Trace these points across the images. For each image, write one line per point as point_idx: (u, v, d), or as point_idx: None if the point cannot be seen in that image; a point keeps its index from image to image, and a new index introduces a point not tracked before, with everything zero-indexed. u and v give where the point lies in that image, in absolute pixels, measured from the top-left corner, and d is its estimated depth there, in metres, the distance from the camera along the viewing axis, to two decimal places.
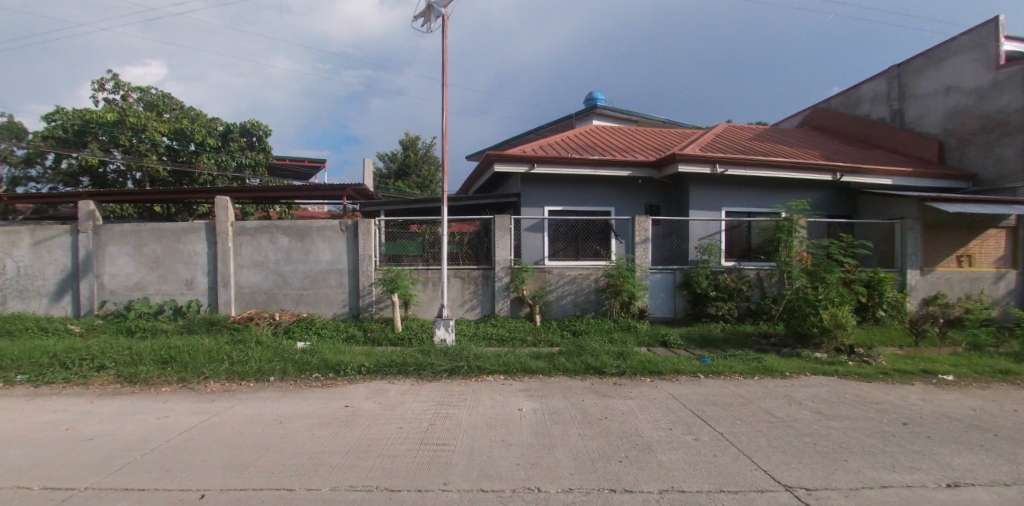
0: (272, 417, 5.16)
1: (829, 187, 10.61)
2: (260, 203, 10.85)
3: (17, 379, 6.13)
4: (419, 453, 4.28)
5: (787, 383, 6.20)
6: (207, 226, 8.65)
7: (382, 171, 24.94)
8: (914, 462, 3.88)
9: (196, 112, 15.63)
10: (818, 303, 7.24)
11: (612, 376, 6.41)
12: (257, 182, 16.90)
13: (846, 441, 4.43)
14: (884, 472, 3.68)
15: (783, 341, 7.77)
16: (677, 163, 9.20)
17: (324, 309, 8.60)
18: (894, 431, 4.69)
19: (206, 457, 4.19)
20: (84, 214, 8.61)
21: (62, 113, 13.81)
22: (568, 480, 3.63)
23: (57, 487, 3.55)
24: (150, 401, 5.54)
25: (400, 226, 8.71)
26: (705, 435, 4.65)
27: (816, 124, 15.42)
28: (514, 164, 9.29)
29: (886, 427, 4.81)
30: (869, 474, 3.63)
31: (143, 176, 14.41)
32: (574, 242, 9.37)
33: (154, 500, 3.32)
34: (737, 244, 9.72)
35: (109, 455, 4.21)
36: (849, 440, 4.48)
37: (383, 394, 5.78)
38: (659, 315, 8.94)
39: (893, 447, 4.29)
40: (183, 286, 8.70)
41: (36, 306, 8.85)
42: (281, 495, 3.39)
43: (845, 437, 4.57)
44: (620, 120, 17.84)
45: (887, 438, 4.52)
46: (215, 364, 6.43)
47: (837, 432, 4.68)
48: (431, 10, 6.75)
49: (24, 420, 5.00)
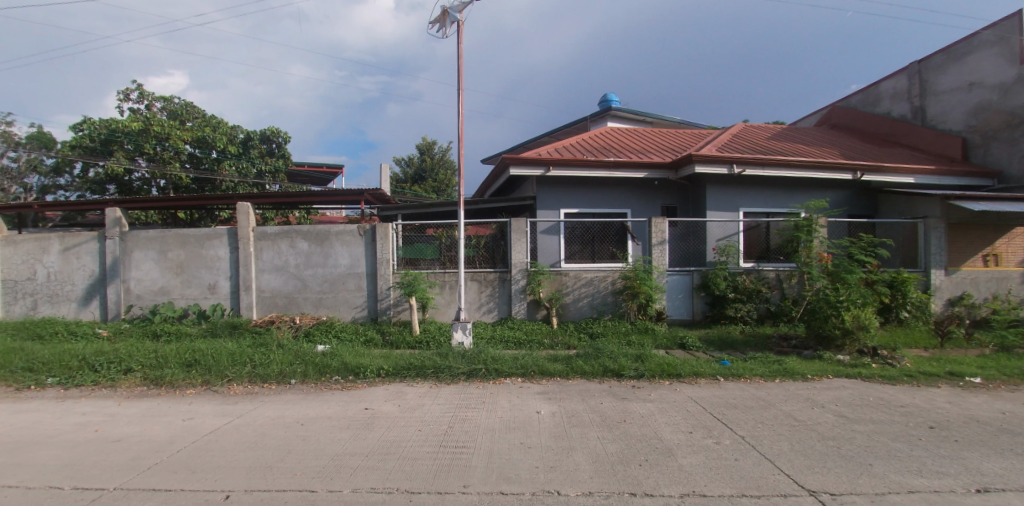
0: (294, 419, 5.24)
1: (849, 187, 10.44)
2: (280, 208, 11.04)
3: (47, 382, 6.31)
4: (438, 456, 4.30)
5: (810, 386, 6.10)
6: (229, 231, 8.80)
7: (398, 176, 25.19)
8: (942, 467, 3.79)
9: (218, 120, 15.92)
10: (840, 304, 7.11)
11: (631, 380, 6.36)
12: (277, 188, 17.06)
13: (871, 445, 4.35)
14: (911, 476, 3.61)
15: (804, 344, 7.64)
16: (694, 163, 9.11)
17: (343, 313, 8.69)
18: (920, 435, 4.59)
19: (230, 458, 4.27)
20: (110, 221, 8.82)
21: (89, 122, 14.24)
22: (588, 483, 3.62)
23: (88, 487, 3.65)
24: (177, 402, 5.67)
25: (417, 230, 8.75)
26: (726, 439, 4.61)
27: (835, 122, 15.20)
28: (530, 167, 9.27)
29: (912, 431, 4.71)
30: (896, 479, 3.56)
31: (167, 184, 14.64)
32: (590, 244, 9.30)
33: (181, 500, 3.39)
34: (755, 245, 9.59)
35: (137, 457, 4.31)
36: (874, 444, 4.40)
37: (402, 397, 5.83)
38: (677, 317, 8.86)
39: (919, 451, 4.20)
40: (207, 291, 8.86)
41: (66, 311, 9.10)
42: (304, 496, 3.44)
43: (869, 441, 4.48)
44: (635, 121, 17.73)
45: (913, 441, 4.42)
46: (238, 367, 6.53)
47: (862, 436, 4.60)
48: (446, 16, 6.81)
49: (56, 422, 5.14)
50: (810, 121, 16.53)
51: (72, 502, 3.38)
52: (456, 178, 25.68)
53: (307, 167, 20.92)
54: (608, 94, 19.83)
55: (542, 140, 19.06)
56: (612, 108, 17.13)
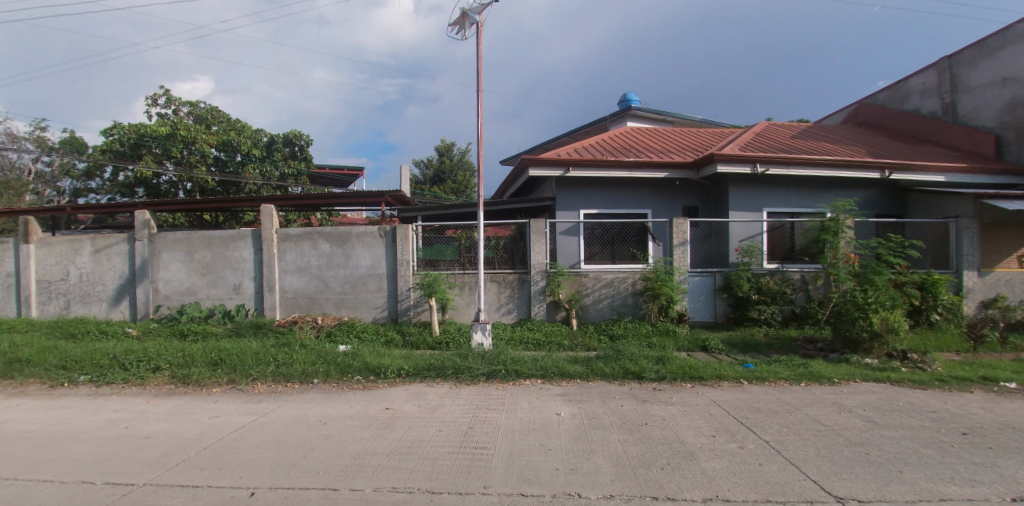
0: (317, 418, 5.30)
1: (877, 186, 10.17)
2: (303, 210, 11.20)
3: (80, 379, 6.51)
4: (458, 457, 4.31)
5: (837, 390, 5.95)
6: (253, 233, 8.96)
7: (418, 178, 25.48)
8: (975, 475, 3.65)
9: (242, 124, 16.24)
10: (868, 307, 6.94)
11: (652, 382, 6.28)
12: (299, 190, 17.32)
13: (900, 451, 4.22)
14: (943, 484, 3.49)
15: (830, 347, 7.45)
16: (716, 163, 8.99)
17: (364, 313, 8.78)
18: (953, 441, 4.43)
19: (254, 456, 4.33)
20: (139, 223, 9.06)
21: (118, 127, 14.63)
22: (609, 486, 3.58)
23: (119, 482, 3.75)
24: (204, 401, 5.78)
25: (437, 231, 8.79)
26: (750, 443, 4.52)
27: (862, 120, 14.86)
28: (550, 168, 9.24)
29: (944, 437, 4.55)
30: (927, 486, 3.45)
31: (193, 187, 15.02)
32: (610, 245, 9.22)
33: (209, 496, 3.45)
34: (780, 245, 9.40)
35: (165, 453, 4.41)
36: (903, 450, 4.27)
37: (422, 397, 5.86)
38: (699, 319, 8.75)
39: (951, 458, 4.06)
40: (232, 291, 9.03)
41: (97, 310, 9.37)
42: (327, 495, 3.47)
43: (899, 447, 4.34)
44: (654, 121, 17.56)
45: (945, 448, 4.28)
46: (262, 366, 6.65)
47: (890, 442, 4.46)
48: (465, 18, 6.82)
49: (88, 418, 5.29)
50: (836, 119, 16.17)
51: (105, 496, 3.48)
52: (475, 179, 25.77)
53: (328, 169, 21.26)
54: (628, 94, 19.69)
55: (562, 140, 19.03)
56: (632, 107, 17.01)
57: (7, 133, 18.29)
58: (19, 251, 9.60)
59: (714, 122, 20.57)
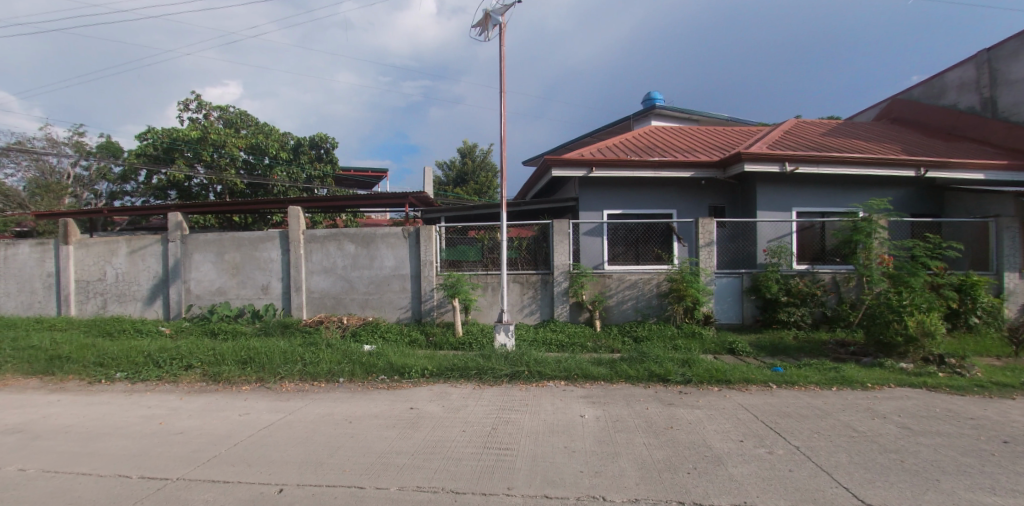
0: (342, 416, 5.37)
1: (911, 184, 9.83)
2: (330, 212, 11.37)
3: (117, 376, 6.73)
4: (482, 457, 4.32)
5: (870, 395, 5.77)
6: (281, 234, 9.14)
7: (441, 179, 25.72)
8: (1018, 486, 3.49)
9: (269, 127, 16.58)
10: (903, 309, 6.70)
11: (678, 385, 6.18)
12: (325, 192, 17.59)
13: (937, 460, 4.06)
14: (982, 494, 3.35)
15: (863, 351, 7.24)
16: (743, 162, 8.82)
17: (388, 314, 8.87)
18: (993, 450, 4.25)
19: (282, 453, 4.41)
20: (172, 225, 9.32)
21: (152, 132, 15.13)
22: (634, 490, 3.54)
23: (153, 476, 3.86)
24: (233, 398, 5.93)
25: (460, 232, 8.82)
26: (779, 449, 4.41)
27: (895, 116, 14.40)
28: (573, 168, 9.19)
29: (984, 445, 4.37)
30: (966, 496, 3.30)
31: (223, 189, 15.46)
32: (634, 246, 9.13)
33: (239, 492, 3.53)
34: (809, 246, 9.17)
35: (198, 448, 4.53)
36: (941, 458, 4.10)
37: (446, 397, 5.89)
38: (725, 321, 8.60)
39: (992, 467, 3.89)
40: (260, 291, 9.23)
41: (133, 310, 9.69)
42: (353, 493, 3.51)
43: (936, 455, 4.18)
44: (678, 120, 17.31)
45: (985, 457, 4.10)
46: (290, 365, 6.77)
47: (927, 449, 4.30)
48: (488, 19, 6.82)
49: (125, 413, 5.48)
50: (868, 116, 15.71)
51: (141, 489, 3.59)
52: (497, 180, 25.82)
53: (352, 171, 21.60)
54: (652, 92, 19.45)
55: (585, 140, 18.92)
56: (657, 106, 16.79)
57: (49, 139, 19.09)
58: (60, 252, 9.99)
59: (740, 120, 20.17)
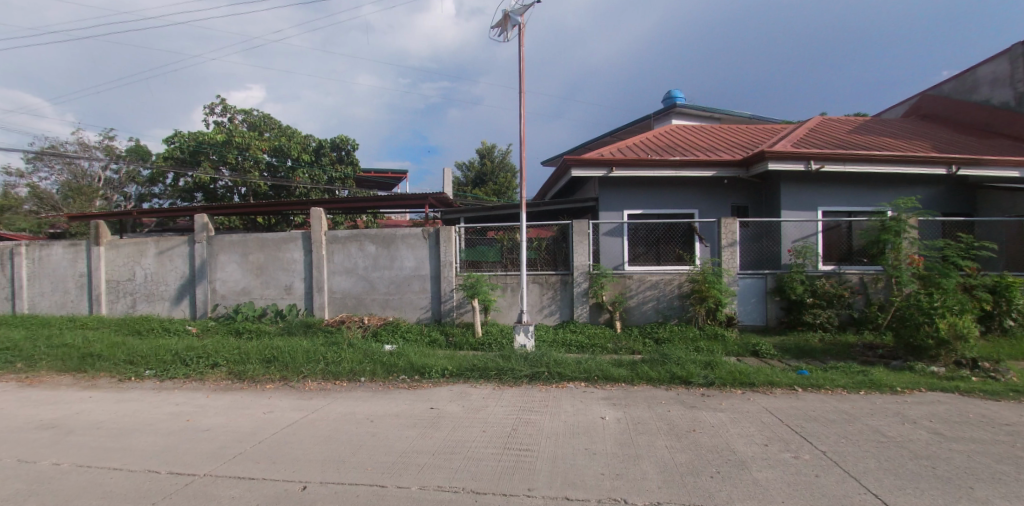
0: (363, 415, 5.42)
1: (942, 183, 9.54)
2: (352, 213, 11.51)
3: (146, 373, 6.91)
4: (503, 457, 4.33)
5: (899, 399, 5.60)
6: (304, 235, 9.27)
7: (460, 179, 25.85)
8: None
9: (292, 130, 16.85)
10: (934, 311, 6.48)
11: (700, 387, 6.10)
12: (346, 193, 17.81)
13: (971, 467, 3.92)
14: (1020, 503, 3.22)
15: (893, 354, 7.06)
16: (767, 160, 8.67)
17: (408, 314, 8.94)
18: None
19: (306, 451, 4.47)
20: (199, 226, 9.54)
21: (179, 135, 15.52)
22: (656, 493, 3.50)
23: (181, 472, 3.94)
24: (258, 396, 6.03)
25: (479, 233, 8.85)
26: (805, 453, 4.31)
27: (925, 113, 14.00)
28: (593, 168, 9.14)
29: (1021, 453, 4.20)
30: None
31: (247, 191, 15.79)
32: (655, 246, 9.04)
33: (264, 488, 3.59)
34: (835, 246, 8.97)
35: (224, 445, 4.62)
36: (975, 465, 3.96)
37: (466, 397, 5.90)
38: (749, 322, 8.47)
39: None
40: (283, 291, 9.38)
41: (161, 309, 9.95)
42: (375, 491, 3.54)
43: (971, 462, 4.04)
44: (699, 118, 17.10)
45: (1023, 465, 3.95)
46: (312, 364, 6.86)
47: (960, 456, 4.16)
48: (508, 19, 6.83)
49: (154, 410, 5.62)
50: (896, 112, 15.31)
51: (169, 485, 3.67)
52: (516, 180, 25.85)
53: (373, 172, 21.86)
54: (673, 90, 19.25)
55: (604, 140, 18.82)
56: (677, 104, 16.62)
57: (81, 143, 19.75)
58: (92, 253, 10.30)
59: (763, 118, 19.85)
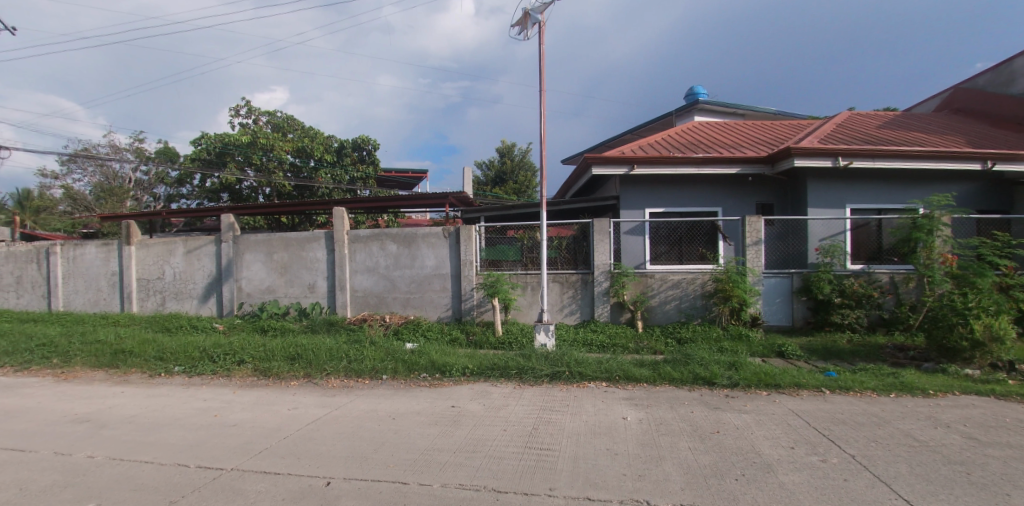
0: (385, 413, 5.47)
1: (977, 179, 9.22)
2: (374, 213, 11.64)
3: (175, 369, 7.10)
4: (524, 457, 4.32)
5: (931, 403, 5.44)
6: (327, 235, 9.41)
7: (479, 179, 25.93)
8: None
9: (315, 131, 17.11)
10: (968, 312, 6.30)
11: (724, 388, 6.01)
12: (367, 193, 18.00)
13: (1010, 473, 3.78)
14: None
15: (925, 356, 6.86)
16: (792, 157, 8.50)
17: (429, 312, 9.01)
18: None
19: (329, 447, 4.54)
20: (225, 226, 9.75)
21: (205, 137, 15.90)
22: (679, 495, 3.46)
23: (209, 466, 4.04)
24: (283, 393, 6.15)
25: (499, 232, 8.86)
26: (833, 457, 4.22)
27: (958, 107, 13.56)
28: (613, 166, 9.07)
29: None
30: None
31: (271, 191, 16.11)
32: (677, 245, 8.93)
33: (289, 483, 3.65)
34: (865, 245, 8.74)
35: (251, 440, 4.72)
36: (1014, 472, 3.82)
37: (487, 396, 5.92)
38: (774, 323, 8.33)
39: None
40: (306, 290, 9.54)
41: (189, 307, 10.20)
42: (397, 488, 3.58)
43: (1008, 468, 3.90)
44: (721, 114, 16.84)
45: None
46: (336, 362, 6.96)
47: (997, 462, 4.01)
48: (528, 17, 6.81)
49: (183, 405, 5.77)
50: (927, 107, 14.86)
51: (198, 478, 3.76)
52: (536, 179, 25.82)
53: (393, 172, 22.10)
54: (695, 87, 19.01)
55: (625, 138, 18.69)
56: (700, 101, 16.41)
57: (113, 145, 20.40)
58: (124, 251, 10.62)
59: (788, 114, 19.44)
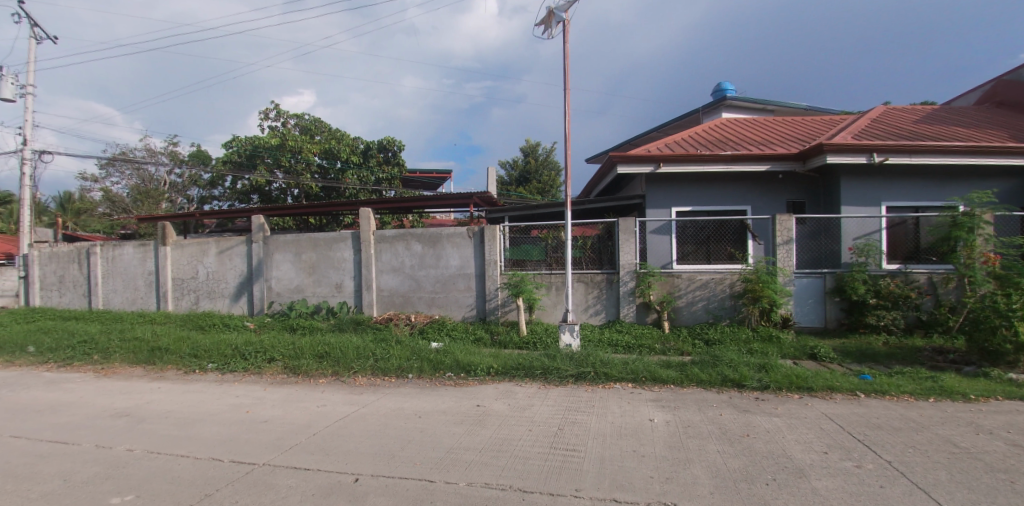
0: (411, 411, 5.54)
1: (1021, 175, 8.83)
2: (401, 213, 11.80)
3: (208, 366, 7.32)
4: (550, 457, 4.33)
5: (972, 408, 5.23)
6: (353, 235, 9.56)
7: (503, 179, 26.01)
8: None
9: (341, 133, 17.41)
10: (1012, 314, 6.01)
11: (754, 391, 5.89)
12: (393, 193, 18.22)
13: None
14: None
15: (965, 360, 6.63)
16: (824, 154, 8.29)
17: (453, 311, 9.08)
18: None
19: (356, 444, 4.61)
20: (256, 226, 9.99)
21: (236, 140, 16.37)
22: (708, 499, 3.42)
23: (242, 461, 4.15)
24: (312, 390, 6.28)
25: (523, 232, 8.86)
26: (869, 463, 4.09)
27: (1001, 100, 12.97)
28: (638, 164, 8.98)
29: None
30: None
31: (299, 192, 16.48)
32: (704, 244, 8.80)
33: (318, 479, 3.72)
34: (901, 244, 8.47)
35: (281, 436, 4.83)
36: None
37: (511, 396, 5.95)
38: (806, 324, 8.15)
39: None
40: (334, 289, 9.72)
41: (221, 305, 10.51)
42: (424, 486, 3.61)
43: None
44: (750, 111, 16.50)
45: None
46: (362, 360, 7.08)
47: None
48: (552, 16, 6.80)
49: (216, 401, 5.94)
50: (969, 100, 14.25)
51: (232, 472, 3.87)
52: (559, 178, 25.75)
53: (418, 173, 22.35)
54: (722, 83, 18.66)
55: (650, 136, 18.51)
56: (727, 98, 16.13)
57: (149, 149, 21.18)
58: (159, 252, 10.99)
59: (820, 109, 18.90)
